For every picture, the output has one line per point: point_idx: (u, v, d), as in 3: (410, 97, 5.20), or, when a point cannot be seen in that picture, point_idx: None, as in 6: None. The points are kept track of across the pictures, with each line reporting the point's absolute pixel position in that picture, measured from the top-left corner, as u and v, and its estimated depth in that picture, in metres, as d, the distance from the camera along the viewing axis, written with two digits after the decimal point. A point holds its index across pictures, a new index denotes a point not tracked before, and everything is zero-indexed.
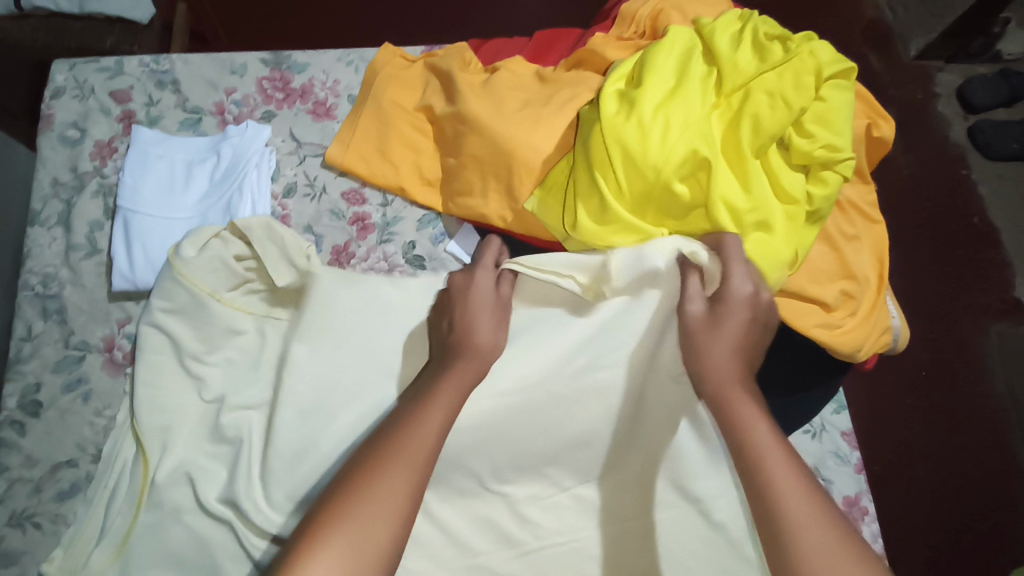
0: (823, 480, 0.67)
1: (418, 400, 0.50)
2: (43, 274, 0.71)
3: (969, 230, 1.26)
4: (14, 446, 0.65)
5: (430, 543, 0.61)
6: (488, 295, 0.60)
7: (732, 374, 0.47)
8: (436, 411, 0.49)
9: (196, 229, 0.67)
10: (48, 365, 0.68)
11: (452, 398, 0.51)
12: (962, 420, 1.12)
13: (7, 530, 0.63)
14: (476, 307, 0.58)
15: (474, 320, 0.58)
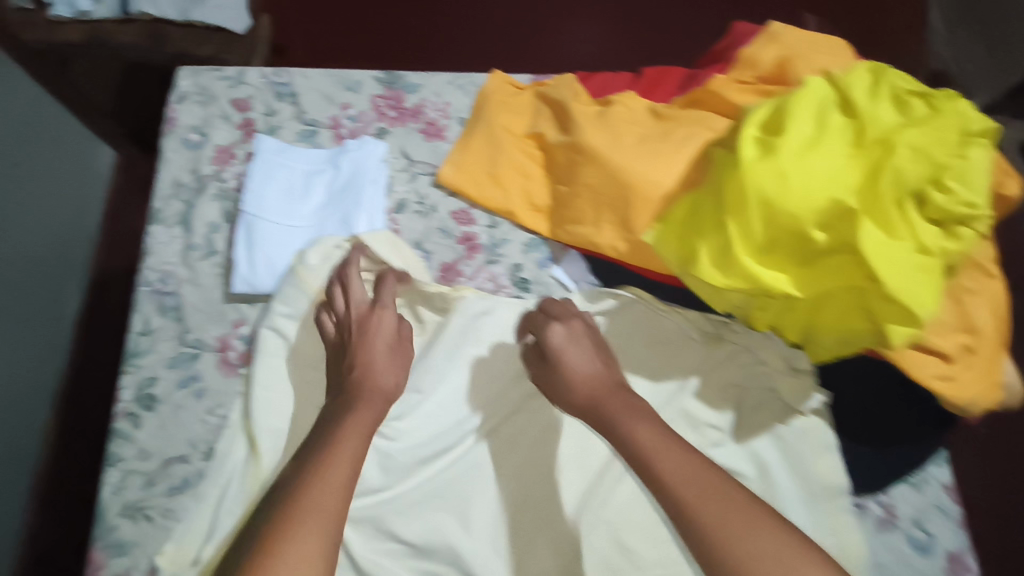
0: (924, 534, 0.68)
1: (324, 447, 0.56)
2: (162, 272, 0.73)
3: None
4: (129, 438, 0.67)
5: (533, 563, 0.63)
6: (387, 334, 0.65)
7: (592, 380, 0.60)
8: (345, 450, 0.55)
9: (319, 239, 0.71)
10: (163, 360, 0.70)
11: (360, 436, 0.57)
12: None
13: (120, 520, 0.65)
14: (377, 347, 0.64)
15: (376, 360, 0.63)
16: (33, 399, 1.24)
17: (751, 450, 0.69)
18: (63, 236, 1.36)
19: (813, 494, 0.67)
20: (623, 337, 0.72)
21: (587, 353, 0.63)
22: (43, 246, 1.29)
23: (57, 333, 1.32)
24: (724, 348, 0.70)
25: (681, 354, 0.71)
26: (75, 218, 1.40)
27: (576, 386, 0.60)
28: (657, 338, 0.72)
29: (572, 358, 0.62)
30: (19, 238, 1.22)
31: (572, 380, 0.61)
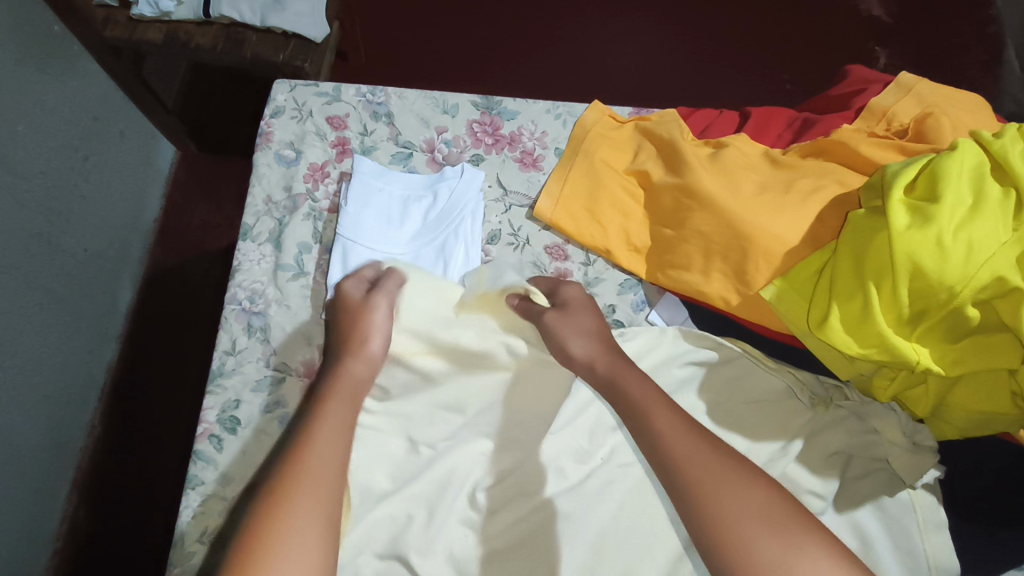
0: None
1: (300, 442, 0.52)
2: (250, 290, 0.72)
3: None
4: (211, 461, 0.65)
5: None
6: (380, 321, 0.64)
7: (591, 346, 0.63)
8: (321, 445, 0.52)
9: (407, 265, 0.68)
10: (248, 382, 0.68)
11: (341, 432, 0.55)
12: None
13: (199, 547, 0.62)
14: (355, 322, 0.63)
15: (369, 335, 0.63)
16: (80, 394, 1.22)
17: (854, 522, 0.65)
18: (122, 231, 1.34)
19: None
20: (720, 392, 0.68)
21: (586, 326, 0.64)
22: (102, 240, 1.27)
23: (107, 329, 1.30)
24: (832, 411, 0.66)
25: (786, 414, 0.67)
26: (134, 212, 1.38)
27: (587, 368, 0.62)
28: (757, 395, 0.68)
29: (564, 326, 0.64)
30: (81, 229, 1.21)
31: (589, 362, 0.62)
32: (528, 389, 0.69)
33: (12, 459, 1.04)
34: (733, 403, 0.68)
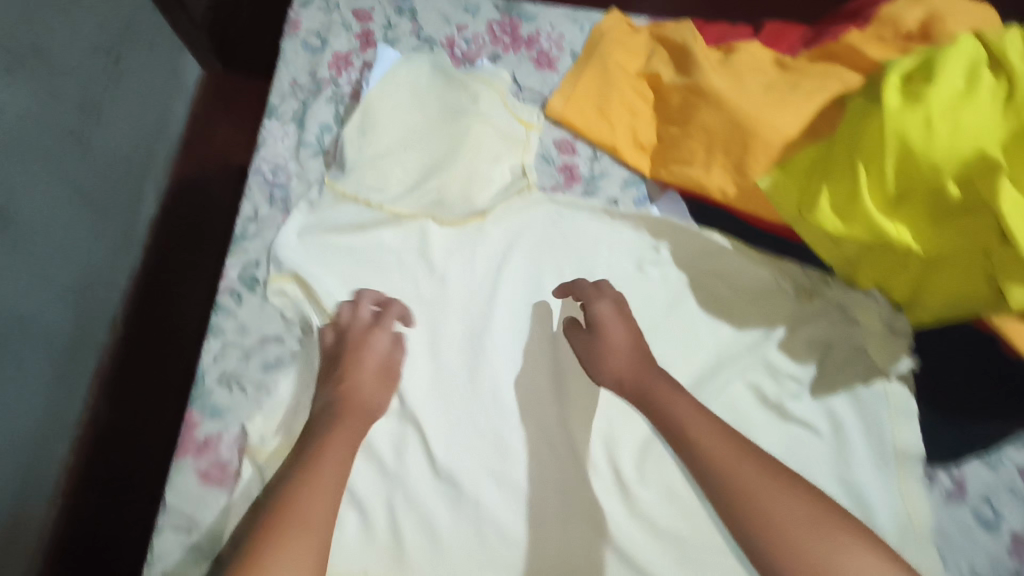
0: (993, 512, 0.67)
1: (299, 473, 0.54)
2: (273, 165, 0.76)
3: None
4: (230, 313, 0.70)
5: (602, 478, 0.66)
6: (360, 326, 0.67)
7: (640, 351, 0.64)
8: (306, 504, 0.52)
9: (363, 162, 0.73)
10: (268, 246, 0.73)
11: (350, 443, 0.59)
12: None
13: (216, 386, 0.68)
14: (365, 369, 0.64)
15: (362, 391, 0.63)
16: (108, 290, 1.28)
17: (828, 407, 0.69)
18: (148, 141, 1.38)
19: (880, 453, 0.68)
20: (707, 281, 0.73)
21: (619, 328, 0.65)
22: (128, 146, 1.31)
23: (133, 233, 1.36)
24: (814, 299, 0.70)
25: (772, 303, 0.71)
26: (160, 122, 1.41)
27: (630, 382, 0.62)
28: (745, 284, 0.72)
29: (616, 332, 0.65)
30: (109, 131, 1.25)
31: (617, 372, 0.63)
32: (522, 266, 0.73)
33: (40, 339, 1.09)
34: (721, 291, 0.72)
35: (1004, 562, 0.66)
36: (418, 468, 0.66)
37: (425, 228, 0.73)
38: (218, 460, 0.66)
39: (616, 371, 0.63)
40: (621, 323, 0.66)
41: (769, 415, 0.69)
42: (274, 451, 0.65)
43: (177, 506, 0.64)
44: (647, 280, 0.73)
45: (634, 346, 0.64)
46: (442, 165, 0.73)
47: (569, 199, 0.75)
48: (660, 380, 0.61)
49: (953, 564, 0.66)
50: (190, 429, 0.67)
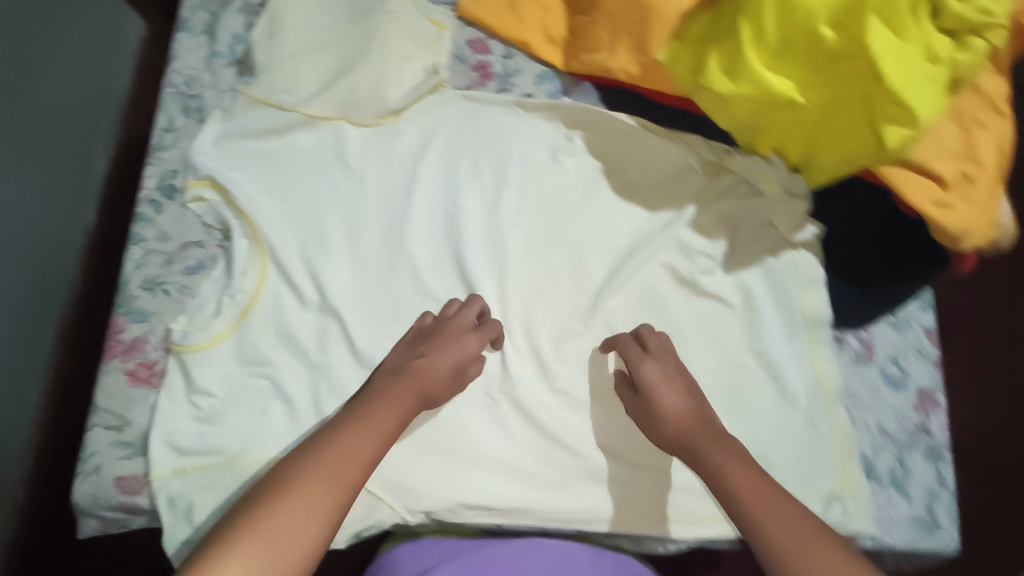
0: (900, 371, 0.70)
1: (339, 430, 0.54)
2: (187, 76, 0.76)
3: None
4: (150, 222, 0.71)
5: (525, 361, 0.68)
6: (457, 328, 0.65)
7: (696, 412, 0.61)
8: (336, 459, 0.52)
9: (276, 65, 0.74)
10: (184, 156, 0.73)
11: (400, 415, 0.58)
12: None
13: (140, 292, 0.69)
14: (447, 349, 0.63)
15: (433, 368, 0.61)
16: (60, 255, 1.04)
17: (740, 280, 0.71)
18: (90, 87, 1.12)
19: (790, 322, 0.70)
20: (622, 166, 0.74)
21: (668, 383, 0.63)
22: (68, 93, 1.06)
23: (83, 192, 1.10)
24: (722, 176, 0.72)
25: (683, 183, 0.72)
26: (112, 64, 1.18)
27: (682, 429, 0.60)
28: (657, 166, 0.73)
29: (665, 385, 0.62)
30: (56, 78, 1.03)
31: (671, 412, 0.61)
32: (436, 162, 0.74)
33: None
34: (636, 176, 0.74)
35: (909, 416, 0.69)
36: (341, 359, 0.68)
37: (339, 128, 0.73)
38: (146, 360, 0.67)
39: (660, 423, 0.61)
40: (671, 377, 0.63)
41: (682, 291, 0.71)
42: (197, 347, 0.66)
43: (109, 404, 0.66)
44: (562, 168, 0.74)
45: (684, 407, 0.61)
46: (352, 65, 0.74)
47: (482, 95, 0.76)
48: (717, 439, 0.59)
49: (862, 421, 0.69)
50: (116, 333, 0.68)
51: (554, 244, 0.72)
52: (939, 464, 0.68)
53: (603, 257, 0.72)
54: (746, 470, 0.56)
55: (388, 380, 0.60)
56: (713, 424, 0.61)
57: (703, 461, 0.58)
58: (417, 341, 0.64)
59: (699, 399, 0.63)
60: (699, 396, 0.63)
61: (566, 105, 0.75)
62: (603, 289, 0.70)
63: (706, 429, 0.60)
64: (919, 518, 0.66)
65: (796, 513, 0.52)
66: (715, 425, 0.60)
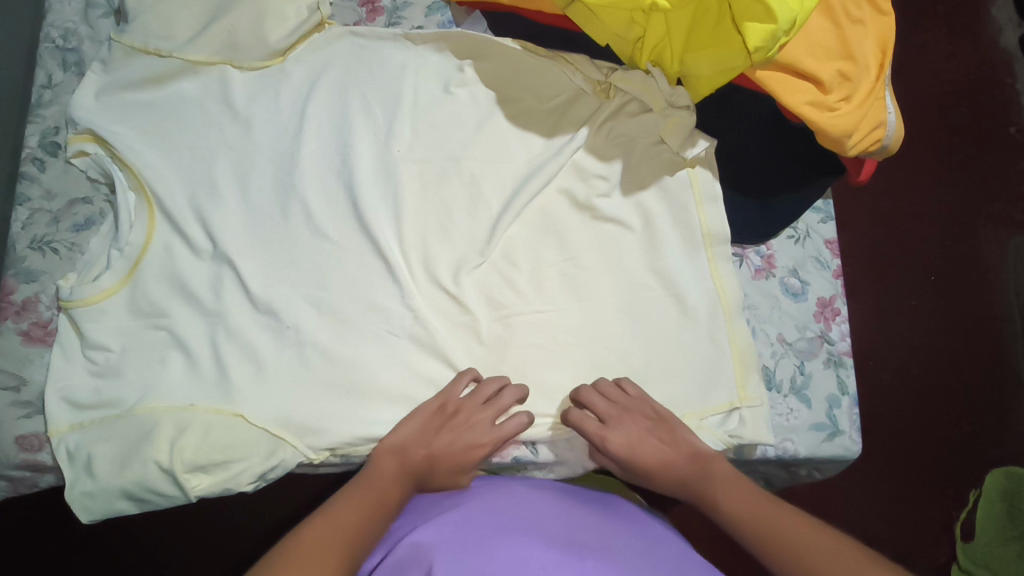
0: (800, 282, 0.71)
1: (347, 492, 0.56)
2: (63, 29, 0.73)
3: (953, 186, 1.41)
4: (34, 180, 0.69)
5: (431, 294, 0.68)
6: (470, 431, 0.62)
7: (677, 454, 0.62)
8: (353, 508, 0.54)
9: (147, 8, 0.70)
10: (65, 111, 0.71)
11: (402, 478, 0.59)
12: (946, 342, 1.31)
13: (28, 252, 0.67)
14: (461, 436, 0.62)
15: (445, 457, 0.62)
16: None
17: (638, 201, 0.71)
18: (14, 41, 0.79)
19: (690, 240, 0.70)
20: (515, 93, 0.73)
21: (644, 439, 0.62)
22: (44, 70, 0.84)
23: None
24: (612, 96, 0.71)
25: (575, 108, 0.72)
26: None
27: (669, 472, 0.62)
28: (550, 92, 0.73)
29: (637, 447, 0.62)
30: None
31: (653, 461, 0.62)
32: (324, 100, 0.72)
33: None
34: (530, 101, 0.73)
35: (809, 325, 0.70)
36: (237, 306, 0.67)
37: (223, 73, 0.72)
38: (39, 319, 0.66)
39: (645, 478, 0.62)
40: (638, 434, 0.62)
41: (580, 217, 0.70)
42: (86, 301, 0.65)
43: (4, 365, 0.65)
44: (455, 100, 0.72)
45: (664, 453, 0.62)
46: (230, 4, 0.71)
47: (370, 30, 0.74)
48: (713, 475, 0.60)
49: (762, 333, 0.70)
50: (6, 295, 0.66)
51: (451, 179, 0.71)
52: (839, 368, 0.69)
53: (502, 187, 0.71)
54: (748, 492, 0.58)
55: (396, 458, 0.60)
56: (700, 452, 0.62)
57: (701, 488, 0.60)
58: (433, 423, 0.62)
59: (681, 437, 0.63)
60: (679, 434, 0.63)
61: (455, 33, 0.73)
62: (504, 218, 0.69)
63: (693, 463, 0.61)
64: (821, 424, 0.67)
65: (769, 509, 0.56)
66: (705, 455, 0.61)
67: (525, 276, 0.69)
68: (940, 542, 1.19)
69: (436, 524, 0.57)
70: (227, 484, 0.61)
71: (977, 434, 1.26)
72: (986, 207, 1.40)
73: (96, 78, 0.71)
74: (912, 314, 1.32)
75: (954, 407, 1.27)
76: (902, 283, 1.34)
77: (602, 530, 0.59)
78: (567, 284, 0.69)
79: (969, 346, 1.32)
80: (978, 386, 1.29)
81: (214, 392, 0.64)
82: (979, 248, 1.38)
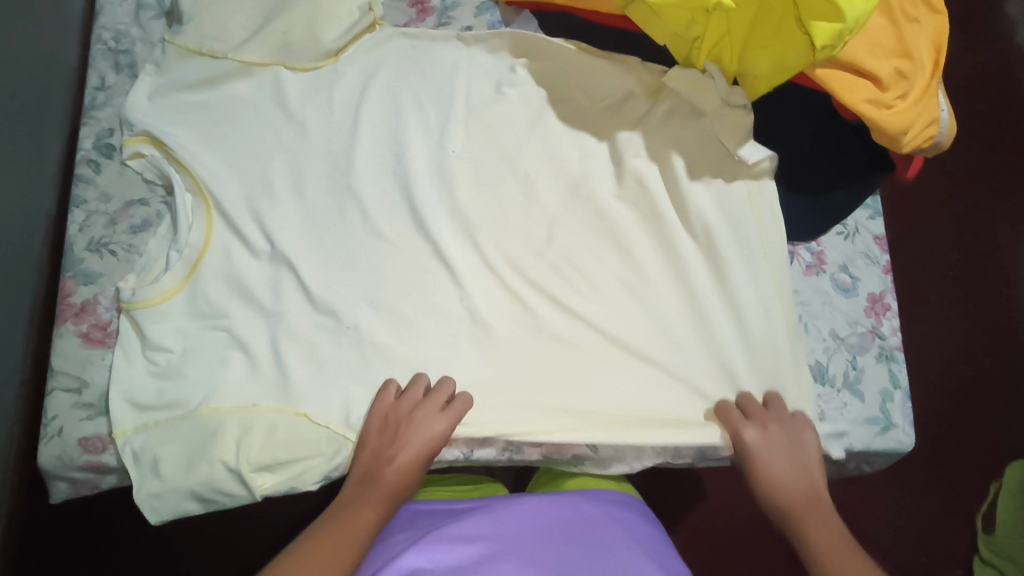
0: (851, 277, 0.72)
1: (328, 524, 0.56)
2: (115, 31, 0.73)
3: (973, 182, 1.42)
4: (90, 182, 0.70)
5: (489, 293, 0.69)
6: (425, 438, 0.61)
7: (800, 484, 0.61)
8: (336, 548, 0.54)
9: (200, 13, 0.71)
10: (119, 113, 0.71)
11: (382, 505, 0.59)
12: (967, 337, 1.32)
13: (86, 254, 0.68)
14: (416, 434, 0.61)
15: (409, 458, 0.61)
16: None
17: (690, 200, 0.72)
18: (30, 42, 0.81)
19: (744, 236, 0.70)
20: (567, 94, 0.74)
21: (780, 455, 0.62)
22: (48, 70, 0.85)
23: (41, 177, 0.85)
24: (663, 98, 0.72)
25: (628, 108, 0.73)
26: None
27: (775, 497, 0.61)
28: (603, 93, 0.73)
29: (770, 459, 0.62)
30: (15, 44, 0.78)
31: (772, 476, 0.62)
32: (376, 100, 0.72)
33: None
34: (582, 102, 0.73)
35: (860, 320, 0.71)
36: (297, 306, 0.67)
37: (277, 75, 0.72)
38: (99, 321, 0.67)
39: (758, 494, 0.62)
40: (776, 449, 0.62)
41: (633, 215, 0.71)
42: (148, 302, 0.65)
43: (65, 367, 0.65)
44: (507, 100, 0.73)
45: (791, 481, 0.62)
46: (283, 7, 0.71)
47: (422, 31, 0.74)
48: (825, 522, 0.59)
49: (815, 328, 0.70)
50: (66, 297, 0.67)
51: (506, 179, 0.71)
52: (891, 363, 0.70)
53: (556, 186, 0.71)
54: (837, 549, 0.57)
55: (363, 487, 0.59)
56: (819, 496, 0.61)
57: (802, 523, 0.60)
58: (383, 437, 0.61)
59: (808, 470, 0.62)
60: (809, 469, 0.62)
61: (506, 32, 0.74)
62: (559, 220, 0.70)
63: (809, 504, 0.60)
64: (874, 418, 0.68)
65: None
66: (820, 499, 0.61)
67: (580, 275, 0.69)
68: (965, 536, 1.19)
69: (427, 549, 0.57)
70: (294, 482, 0.61)
71: (1000, 429, 1.27)
72: (1007, 202, 1.41)
73: (150, 80, 0.71)
74: (933, 312, 1.34)
75: (977, 401, 1.28)
76: (923, 281, 1.36)
77: (580, 552, 0.61)
78: (623, 287, 0.70)
79: (991, 340, 1.32)
80: (1001, 379, 1.30)
81: (276, 393, 0.64)
82: (1000, 243, 1.39)
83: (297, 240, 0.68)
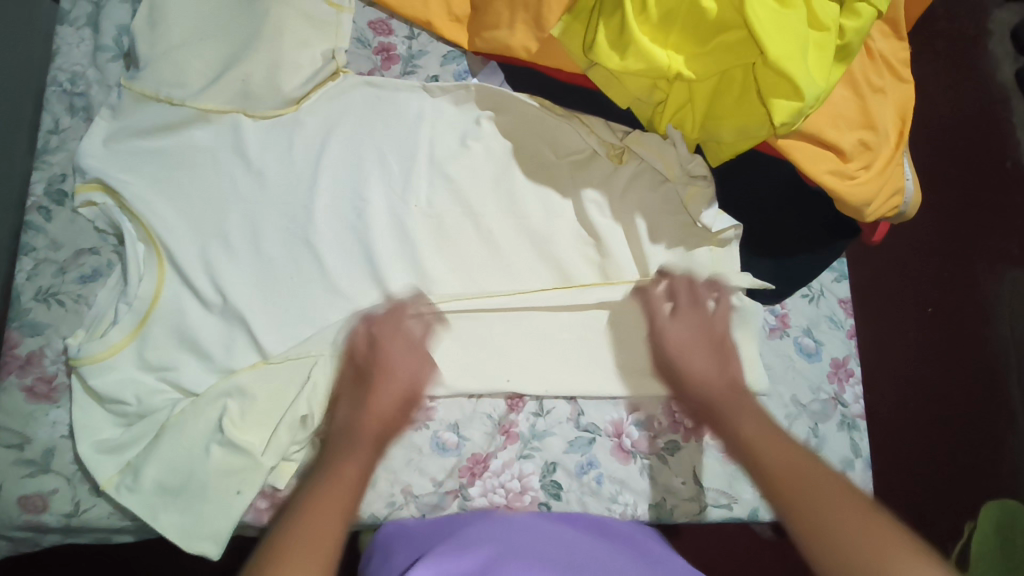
0: (814, 341, 0.71)
1: (346, 433, 0.56)
2: (72, 73, 0.72)
3: (954, 220, 1.41)
4: (39, 230, 0.68)
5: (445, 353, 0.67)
6: (411, 332, 0.63)
7: (707, 337, 0.62)
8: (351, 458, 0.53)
9: (160, 60, 0.70)
10: (72, 157, 0.70)
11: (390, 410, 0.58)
12: (942, 375, 1.32)
13: (32, 304, 0.66)
14: (399, 340, 0.62)
15: (394, 355, 0.61)
16: None
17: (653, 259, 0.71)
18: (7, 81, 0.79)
19: None
20: (532, 148, 0.72)
21: (687, 316, 0.63)
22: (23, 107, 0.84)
23: None
24: (626, 159, 0.71)
25: (591, 168, 0.72)
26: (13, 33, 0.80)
27: (678, 355, 0.62)
28: (567, 150, 0.72)
29: (679, 326, 0.63)
30: None
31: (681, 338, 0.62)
32: (337, 149, 0.71)
33: None
34: (545, 158, 0.72)
35: (823, 386, 0.70)
36: (249, 364, 0.66)
37: (236, 122, 0.70)
38: (43, 374, 0.65)
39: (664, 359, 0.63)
40: (682, 311, 0.63)
41: (596, 274, 0.70)
42: (93, 359, 0.63)
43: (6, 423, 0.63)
44: (471, 153, 0.72)
45: (698, 331, 0.62)
46: (244, 54, 0.70)
47: (386, 80, 0.73)
48: (731, 363, 0.60)
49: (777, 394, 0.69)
50: (11, 349, 0.65)
51: (467, 234, 0.70)
52: (853, 431, 0.69)
53: (518, 242, 0.70)
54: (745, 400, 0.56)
55: (354, 387, 0.59)
56: (727, 347, 0.62)
57: (712, 359, 0.60)
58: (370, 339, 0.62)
59: (720, 328, 0.63)
60: (719, 321, 0.64)
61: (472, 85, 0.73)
62: (520, 277, 0.69)
63: (717, 351, 0.61)
64: None
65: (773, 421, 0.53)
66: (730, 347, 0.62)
67: (539, 335, 0.69)
68: None
69: (430, 562, 0.50)
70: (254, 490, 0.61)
71: (971, 470, 1.27)
72: (984, 241, 1.41)
73: (105, 124, 0.69)
74: (906, 347, 1.33)
75: (950, 442, 1.28)
76: (898, 315, 1.35)
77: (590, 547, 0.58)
78: (582, 349, 0.69)
79: (966, 378, 1.32)
80: (973, 417, 1.30)
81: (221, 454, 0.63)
82: (978, 283, 1.39)
83: (251, 295, 0.67)
